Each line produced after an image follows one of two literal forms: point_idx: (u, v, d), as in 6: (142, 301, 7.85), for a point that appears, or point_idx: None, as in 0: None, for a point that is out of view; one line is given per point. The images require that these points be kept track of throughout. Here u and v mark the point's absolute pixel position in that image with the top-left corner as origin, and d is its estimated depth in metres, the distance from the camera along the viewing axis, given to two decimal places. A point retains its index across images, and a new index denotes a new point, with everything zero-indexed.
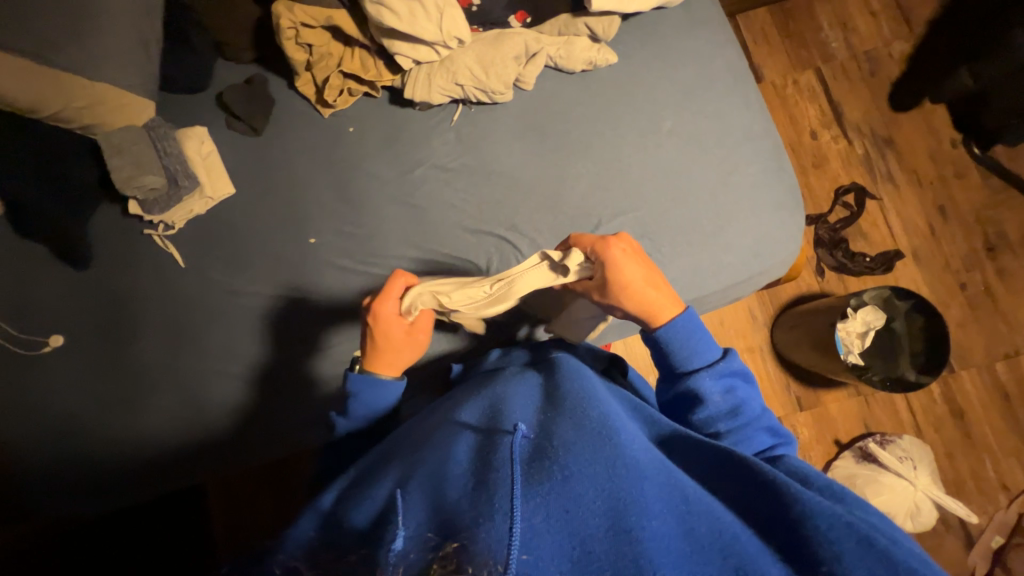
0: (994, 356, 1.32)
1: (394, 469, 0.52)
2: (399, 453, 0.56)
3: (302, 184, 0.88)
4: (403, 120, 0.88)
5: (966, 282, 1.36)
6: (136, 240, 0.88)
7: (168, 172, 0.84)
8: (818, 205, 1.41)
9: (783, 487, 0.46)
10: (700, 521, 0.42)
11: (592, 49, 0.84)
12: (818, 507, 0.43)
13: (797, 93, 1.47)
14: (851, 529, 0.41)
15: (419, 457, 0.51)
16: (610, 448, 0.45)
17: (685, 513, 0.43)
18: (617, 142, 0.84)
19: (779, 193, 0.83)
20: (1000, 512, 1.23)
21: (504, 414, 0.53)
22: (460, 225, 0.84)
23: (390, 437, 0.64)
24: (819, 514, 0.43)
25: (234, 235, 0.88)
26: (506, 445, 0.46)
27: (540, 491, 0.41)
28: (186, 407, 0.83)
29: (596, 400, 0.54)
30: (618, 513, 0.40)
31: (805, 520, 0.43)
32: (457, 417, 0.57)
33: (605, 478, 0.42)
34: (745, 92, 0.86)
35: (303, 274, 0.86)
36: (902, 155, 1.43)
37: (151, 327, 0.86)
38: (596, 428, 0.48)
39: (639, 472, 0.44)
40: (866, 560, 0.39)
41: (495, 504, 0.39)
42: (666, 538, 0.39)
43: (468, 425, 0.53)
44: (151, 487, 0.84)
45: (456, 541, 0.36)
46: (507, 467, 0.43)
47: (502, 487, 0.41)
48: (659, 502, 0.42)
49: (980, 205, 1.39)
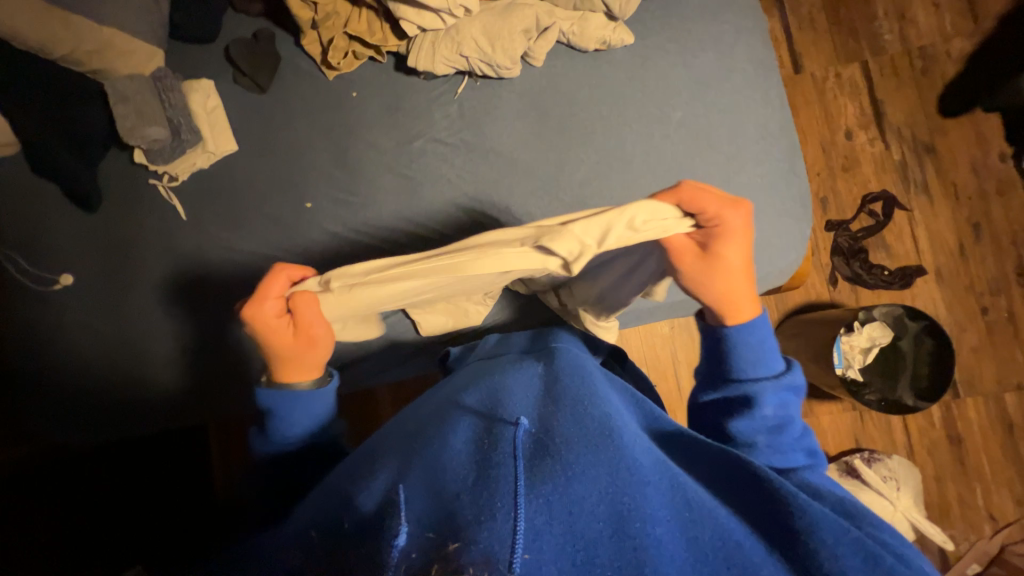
0: (1004, 386, 1.27)
1: (394, 452, 0.53)
2: (398, 439, 0.56)
3: (304, 148, 0.89)
4: (407, 90, 0.88)
5: (989, 306, 1.29)
6: (142, 188, 0.90)
7: (172, 124, 0.85)
8: (842, 210, 1.34)
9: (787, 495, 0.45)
10: (703, 529, 0.41)
11: (609, 27, 0.83)
12: (819, 513, 0.43)
13: (838, 88, 1.37)
14: (848, 533, 0.42)
15: (419, 443, 0.51)
16: (614, 453, 0.44)
17: (688, 519, 0.42)
18: (622, 130, 0.84)
19: (785, 202, 0.82)
20: (981, 541, 1.22)
21: (506, 406, 0.53)
22: (454, 202, 0.85)
23: (374, 437, 0.64)
24: (824, 524, 0.42)
25: (235, 192, 0.89)
26: (509, 439, 0.46)
27: (542, 490, 0.41)
28: (181, 354, 0.87)
29: (597, 396, 0.53)
30: (621, 518, 0.40)
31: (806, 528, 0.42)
32: (459, 402, 0.56)
33: (608, 481, 0.42)
34: (759, 88, 0.85)
35: (298, 238, 0.87)
36: (941, 164, 1.33)
37: (153, 275, 0.89)
38: (600, 429, 0.47)
39: (643, 478, 0.43)
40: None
41: (497, 504, 0.39)
42: (669, 543, 0.39)
43: (472, 416, 0.52)
44: (148, 427, 0.89)
45: (457, 539, 0.36)
46: (510, 463, 0.43)
47: (504, 484, 0.41)
48: (663, 507, 0.42)
49: (1017, 227, 1.31)
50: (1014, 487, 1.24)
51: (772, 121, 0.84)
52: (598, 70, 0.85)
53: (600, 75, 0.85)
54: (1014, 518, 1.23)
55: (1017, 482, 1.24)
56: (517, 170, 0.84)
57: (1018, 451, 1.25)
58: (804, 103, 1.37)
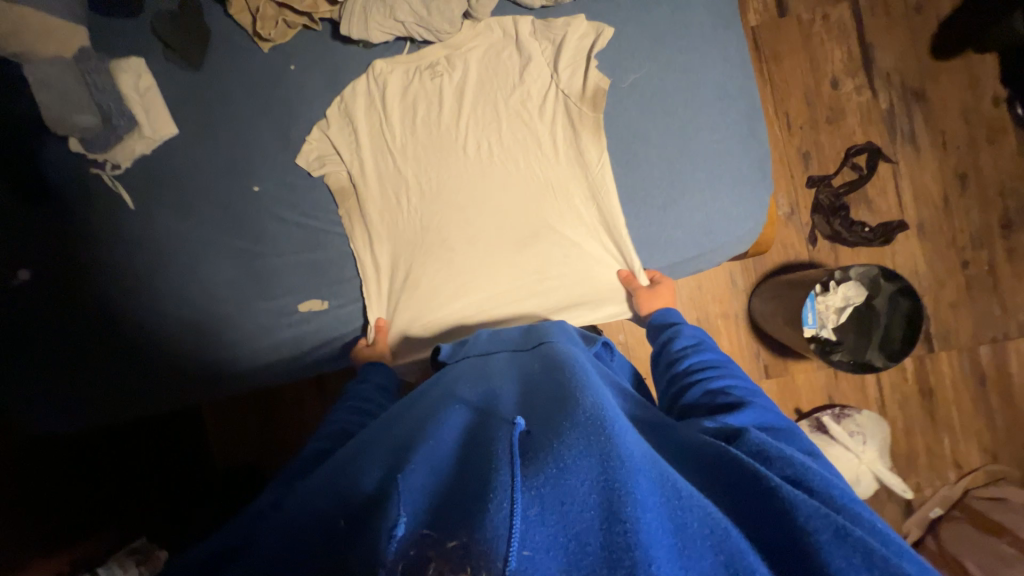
0: (979, 339, 1.27)
1: (382, 449, 0.51)
2: (386, 440, 0.54)
3: (247, 127, 0.85)
4: (355, 81, 0.84)
5: (970, 260, 1.27)
6: (85, 179, 0.86)
7: (102, 110, 0.81)
8: (824, 165, 1.29)
9: (807, 482, 0.44)
10: (694, 517, 0.40)
11: (556, 24, 0.80)
12: (807, 502, 0.40)
13: (824, 32, 1.28)
14: (833, 520, 0.39)
15: (410, 440, 0.51)
16: (604, 443, 0.43)
17: (679, 507, 0.40)
18: (558, 94, 0.81)
19: (746, 183, 0.78)
20: (945, 487, 1.27)
21: (500, 409, 0.53)
22: (403, 178, 0.85)
23: (364, 433, 0.59)
24: (820, 509, 0.40)
25: (180, 179, 0.86)
26: (505, 438, 0.46)
27: (536, 484, 0.40)
28: (139, 343, 0.86)
29: (592, 387, 0.52)
30: (613, 504, 0.38)
31: (807, 538, 0.39)
32: (456, 393, 0.59)
33: (598, 472, 0.41)
34: (727, 52, 0.79)
35: (246, 222, 0.86)
36: (931, 112, 1.27)
37: (109, 264, 0.87)
38: (591, 420, 0.46)
39: (636, 467, 0.41)
40: (847, 554, 0.37)
41: (493, 496, 0.39)
42: (660, 533, 0.37)
43: (468, 411, 0.54)
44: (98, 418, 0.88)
45: (456, 538, 0.37)
46: (507, 459, 0.43)
47: (501, 479, 0.40)
48: (655, 496, 0.40)
49: (1007, 175, 1.26)
50: (981, 436, 1.28)
51: (737, 87, 0.78)
52: (552, 80, 0.81)
53: (554, 85, 0.81)
54: (979, 465, 1.27)
55: (985, 431, 1.28)
56: (473, 153, 0.84)
57: (988, 402, 1.28)
58: (788, 51, 1.28)
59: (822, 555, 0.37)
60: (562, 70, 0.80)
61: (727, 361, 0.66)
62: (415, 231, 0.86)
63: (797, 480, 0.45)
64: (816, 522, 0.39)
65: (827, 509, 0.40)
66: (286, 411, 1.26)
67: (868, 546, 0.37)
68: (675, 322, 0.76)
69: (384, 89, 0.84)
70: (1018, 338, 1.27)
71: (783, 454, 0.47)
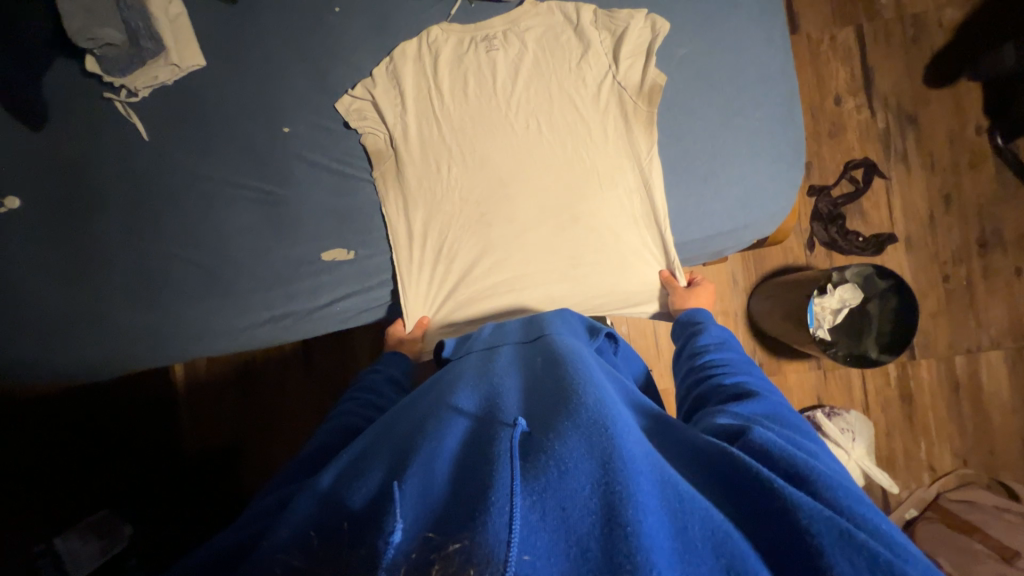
0: (955, 349, 1.36)
1: (384, 450, 0.51)
2: (388, 440, 0.53)
3: (279, 68, 0.82)
4: (407, 43, 0.82)
5: (950, 275, 1.36)
6: (95, 104, 0.81)
7: (130, 29, 0.76)
8: (825, 175, 1.36)
9: (815, 480, 0.43)
10: (695, 521, 0.39)
11: (619, 14, 0.81)
12: (809, 505, 0.40)
13: (831, 52, 1.36)
14: (835, 523, 0.39)
15: (409, 443, 0.50)
16: (606, 443, 0.43)
17: (680, 509, 0.40)
18: (616, 80, 0.81)
19: (780, 184, 0.82)
20: (920, 488, 1.33)
21: (501, 411, 0.52)
22: (444, 147, 0.83)
23: (368, 429, 0.59)
24: (822, 513, 0.39)
25: (203, 113, 0.82)
26: (504, 440, 0.46)
27: (535, 488, 0.40)
28: (140, 282, 0.80)
29: (593, 385, 0.52)
30: (614, 507, 0.38)
31: (809, 541, 0.38)
32: (452, 399, 0.57)
33: (599, 474, 0.40)
34: (773, 55, 0.82)
35: (271, 165, 0.82)
36: (922, 135, 1.37)
37: (112, 198, 0.81)
38: (592, 420, 0.46)
39: (639, 469, 0.41)
40: (847, 559, 0.37)
41: (492, 499, 0.39)
42: (661, 536, 0.37)
43: (466, 415, 0.53)
44: (81, 369, 0.80)
45: (458, 540, 0.36)
46: (505, 461, 0.43)
47: (500, 482, 0.40)
48: (657, 499, 0.40)
49: (985, 199, 1.37)
50: (953, 441, 1.35)
51: (778, 81, 0.82)
52: (610, 69, 0.82)
53: (611, 77, 0.82)
54: (951, 468, 1.34)
55: (957, 437, 1.35)
56: (518, 135, 0.83)
57: (961, 409, 1.36)
58: (797, 66, 1.36)
59: (824, 559, 0.37)
60: (621, 61, 0.81)
61: (746, 360, 0.67)
62: (451, 198, 0.84)
63: (804, 476, 0.43)
64: (818, 527, 0.39)
65: (830, 512, 0.40)
66: (273, 379, 1.19)
67: (869, 549, 0.37)
68: (702, 320, 0.77)
69: (437, 56, 0.83)
70: (989, 350, 1.36)
71: (785, 449, 0.46)
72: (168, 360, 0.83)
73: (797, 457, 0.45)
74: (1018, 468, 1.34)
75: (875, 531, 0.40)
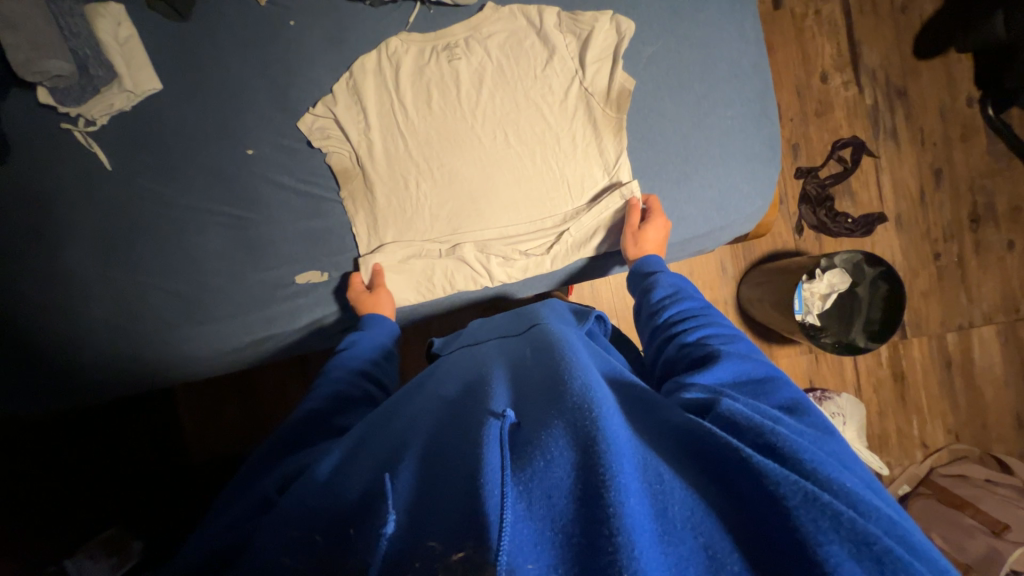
0: (947, 327, 1.35)
1: (380, 447, 0.50)
2: (381, 435, 0.53)
3: (240, 87, 0.80)
4: (366, 56, 0.81)
5: (942, 252, 1.35)
6: (50, 134, 0.77)
7: (78, 58, 0.73)
8: (812, 156, 1.33)
9: (782, 444, 0.40)
10: (673, 500, 0.37)
11: (583, 17, 0.81)
12: (775, 470, 0.37)
13: (816, 27, 1.31)
14: (799, 485, 0.36)
15: (404, 442, 0.49)
16: (589, 427, 0.41)
17: (659, 492, 0.38)
18: (583, 81, 0.82)
19: (739, 190, 0.86)
20: (913, 465, 1.34)
21: (490, 399, 0.51)
22: (412, 165, 0.83)
23: (366, 420, 0.59)
24: (787, 476, 0.37)
25: (164, 140, 0.80)
26: (492, 427, 0.44)
27: (523, 479, 0.39)
28: (120, 316, 0.79)
29: (581, 370, 0.51)
30: (596, 492, 0.36)
31: (780, 503, 0.36)
32: (439, 392, 0.58)
33: (580, 460, 0.39)
34: (745, 50, 0.84)
35: (237, 188, 0.81)
36: (911, 109, 1.33)
37: (77, 230, 0.78)
38: (577, 406, 0.44)
39: (620, 450, 0.39)
40: (821, 524, 0.34)
41: (482, 489, 0.38)
42: (643, 518, 0.35)
43: (452, 408, 0.53)
44: (73, 399, 0.81)
45: (462, 548, 0.34)
46: (495, 450, 0.41)
47: (490, 473, 0.39)
48: (637, 481, 0.38)
49: (976, 173, 1.34)
50: (946, 418, 1.36)
51: (750, 78, 0.85)
52: (577, 74, 0.82)
53: (578, 80, 0.83)
54: (944, 444, 1.35)
55: (950, 413, 1.36)
56: (487, 143, 0.83)
57: (953, 385, 1.36)
58: (781, 43, 1.31)
59: (792, 524, 0.35)
60: (588, 65, 0.81)
61: (705, 307, 0.66)
62: (422, 214, 0.84)
63: (773, 445, 0.41)
64: (783, 487, 0.36)
65: (795, 475, 0.37)
66: (268, 390, 1.19)
67: (834, 509, 0.35)
68: (655, 268, 0.76)
69: (398, 67, 0.81)
70: (982, 325, 1.36)
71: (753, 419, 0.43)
72: (164, 384, 0.84)
73: (767, 423, 0.43)
74: (1010, 441, 1.35)
75: (841, 492, 0.37)
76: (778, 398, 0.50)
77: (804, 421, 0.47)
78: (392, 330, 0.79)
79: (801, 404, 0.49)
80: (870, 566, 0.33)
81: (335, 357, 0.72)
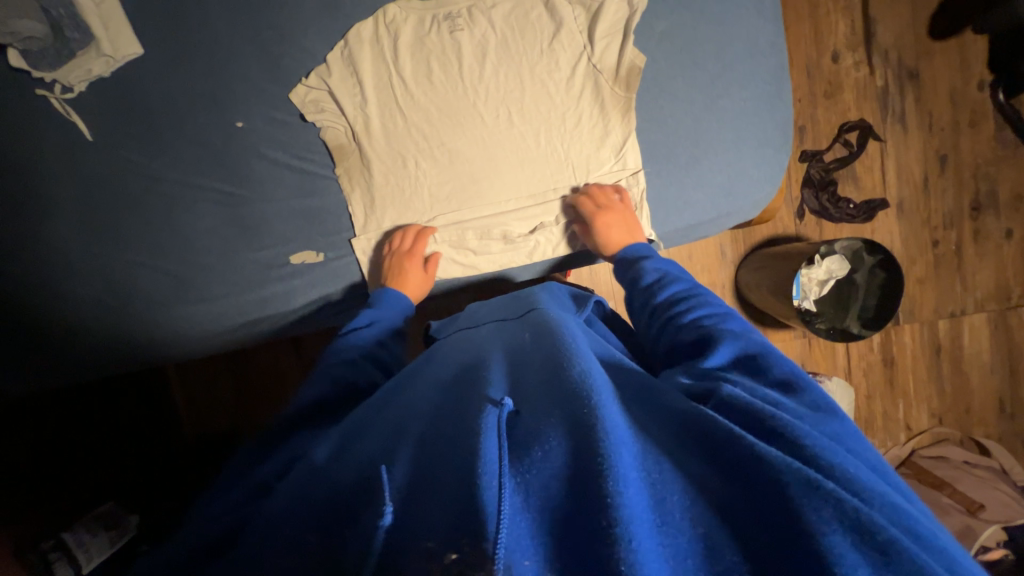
0: (939, 314, 1.37)
1: (378, 431, 0.49)
2: (377, 419, 0.52)
3: (227, 54, 0.75)
4: (362, 23, 0.76)
5: (940, 239, 1.35)
6: (24, 101, 0.72)
7: (50, 17, 0.69)
8: (818, 140, 1.30)
9: (779, 427, 0.40)
10: (671, 491, 0.37)
11: None
12: (776, 454, 0.37)
13: (831, 2, 1.26)
14: (801, 472, 0.36)
15: (402, 430, 0.48)
16: (587, 416, 0.41)
17: (657, 482, 0.37)
18: (591, 57, 0.79)
19: (747, 175, 0.84)
20: (896, 447, 1.37)
21: (488, 384, 0.50)
22: (411, 143, 0.80)
23: (366, 402, 0.58)
24: (788, 462, 0.37)
25: (149, 110, 0.75)
26: (489, 415, 0.43)
27: (523, 471, 0.38)
28: (108, 296, 0.77)
29: (581, 357, 0.50)
30: (594, 482, 0.36)
31: (779, 490, 0.36)
32: (437, 377, 0.58)
33: (576, 450, 0.39)
34: (762, 28, 0.81)
35: (228, 163, 0.77)
36: (922, 93, 1.30)
37: (60, 204, 0.74)
38: (577, 393, 0.43)
39: (619, 439, 0.39)
40: (823, 511, 0.34)
41: (480, 478, 0.37)
42: (641, 509, 0.35)
43: (451, 394, 0.52)
44: (63, 378, 0.79)
45: (456, 549, 0.33)
46: (493, 439, 0.40)
47: (488, 463, 0.38)
48: (636, 470, 0.37)
49: (982, 160, 1.33)
50: (930, 402, 1.39)
51: (765, 58, 0.81)
52: (585, 49, 0.79)
53: (586, 56, 0.79)
54: (927, 427, 1.39)
55: (935, 397, 1.39)
56: (489, 120, 0.80)
57: (940, 370, 1.39)
58: (794, 19, 1.26)
59: (794, 510, 0.35)
60: (597, 41, 0.78)
61: (696, 288, 0.65)
62: (421, 194, 0.81)
63: (774, 429, 0.41)
64: (785, 475, 0.36)
65: (796, 462, 0.37)
66: (262, 367, 1.19)
67: (836, 497, 0.35)
68: (643, 253, 0.75)
69: (396, 37, 0.77)
70: (973, 313, 1.37)
71: (755, 404, 0.43)
72: (155, 365, 0.82)
73: (768, 408, 0.43)
74: (990, 424, 1.39)
75: (843, 477, 0.37)
76: (775, 374, 0.50)
77: (803, 400, 0.46)
78: (403, 304, 0.76)
79: (800, 380, 0.49)
80: (875, 560, 0.32)
81: (346, 335, 0.69)
